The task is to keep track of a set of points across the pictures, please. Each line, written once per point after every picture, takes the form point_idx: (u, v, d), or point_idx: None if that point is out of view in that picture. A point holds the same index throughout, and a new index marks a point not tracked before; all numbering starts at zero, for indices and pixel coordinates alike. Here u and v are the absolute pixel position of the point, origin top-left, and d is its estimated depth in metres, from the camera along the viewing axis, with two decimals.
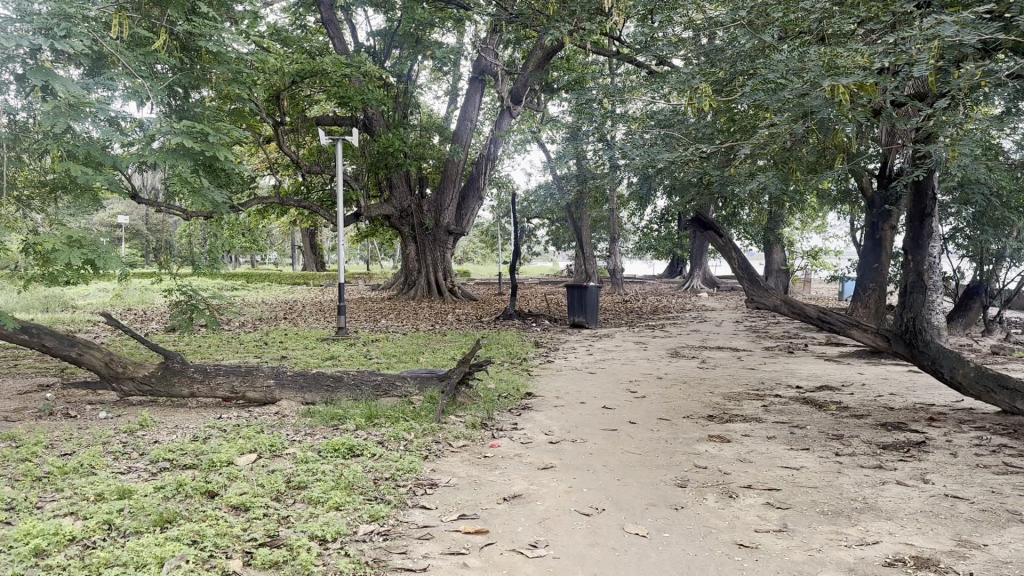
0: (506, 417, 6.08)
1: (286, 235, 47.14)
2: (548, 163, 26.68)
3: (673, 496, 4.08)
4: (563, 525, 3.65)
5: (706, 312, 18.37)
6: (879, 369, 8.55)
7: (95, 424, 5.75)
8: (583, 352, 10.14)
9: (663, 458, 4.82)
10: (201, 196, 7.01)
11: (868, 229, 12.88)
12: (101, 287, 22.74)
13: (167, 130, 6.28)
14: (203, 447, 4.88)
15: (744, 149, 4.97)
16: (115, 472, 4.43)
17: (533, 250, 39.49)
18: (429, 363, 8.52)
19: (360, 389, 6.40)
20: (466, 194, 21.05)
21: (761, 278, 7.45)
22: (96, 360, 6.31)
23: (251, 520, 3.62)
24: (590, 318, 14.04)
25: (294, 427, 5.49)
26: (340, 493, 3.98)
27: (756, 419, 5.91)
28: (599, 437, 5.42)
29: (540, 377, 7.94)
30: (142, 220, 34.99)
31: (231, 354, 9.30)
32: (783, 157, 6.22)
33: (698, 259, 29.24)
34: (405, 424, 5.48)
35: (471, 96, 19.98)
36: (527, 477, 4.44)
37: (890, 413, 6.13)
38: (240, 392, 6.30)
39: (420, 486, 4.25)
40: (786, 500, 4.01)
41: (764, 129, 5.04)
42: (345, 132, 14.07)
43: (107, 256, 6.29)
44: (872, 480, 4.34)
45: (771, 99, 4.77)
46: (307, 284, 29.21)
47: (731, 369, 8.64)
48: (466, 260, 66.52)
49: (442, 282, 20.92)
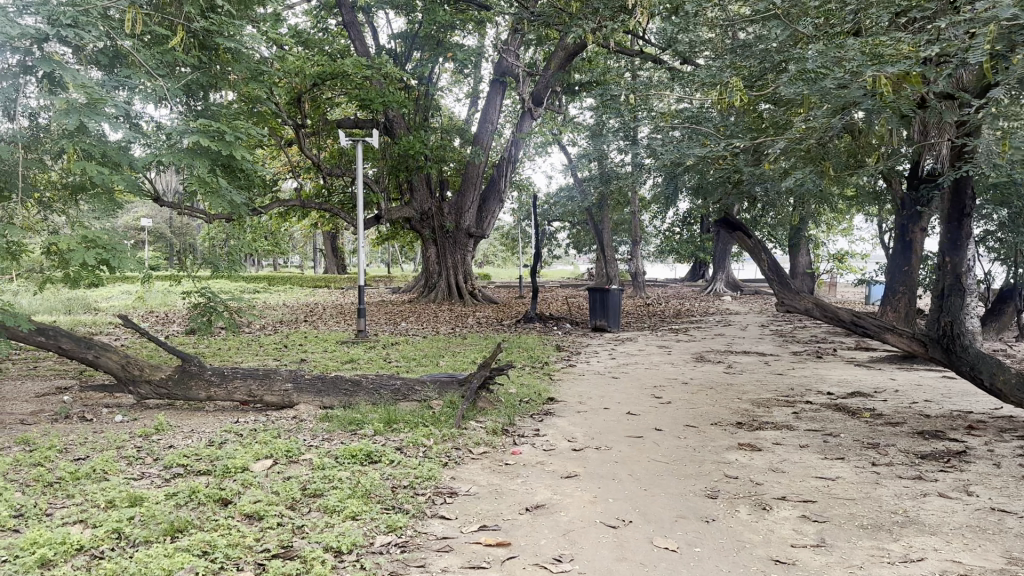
0: (529, 422, 5.93)
1: (308, 239, 47.39)
2: (569, 165, 26.50)
3: (702, 508, 3.91)
4: (588, 538, 3.49)
5: (730, 316, 18.09)
6: (911, 374, 8.30)
7: (111, 428, 5.67)
8: (606, 357, 9.96)
9: (691, 467, 4.64)
10: (219, 197, 6.91)
11: (898, 231, 12.59)
12: (124, 290, 22.85)
13: (184, 128, 6.20)
14: (218, 453, 4.77)
15: (782, 143, 4.78)
16: (128, 478, 4.33)
17: (554, 253, 39.31)
18: (450, 367, 8.37)
19: (379, 393, 6.28)
20: (487, 196, 20.96)
21: (792, 282, 7.18)
22: (113, 363, 6.24)
23: (265, 530, 3.49)
24: (612, 321, 13.84)
25: (312, 432, 5.37)
26: (357, 502, 3.84)
27: (787, 427, 5.71)
28: (624, 444, 5.25)
29: (562, 382, 7.79)
30: (165, 224, 35.22)
31: (249, 358, 9.20)
32: (817, 154, 6.02)
33: (721, 263, 28.90)
34: (424, 430, 5.34)
35: (492, 98, 19.89)
36: (550, 486, 4.28)
37: (926, 421, 5.91)
38: (257, 396, 6.18)
39: (439, 495, 4.10)
40: (823, 513, 3.82)
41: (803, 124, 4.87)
42: (367, 133, 13.98)
43: (123, 257, 6.20)
44: (912, 492, 4.13)
45: (809, 92, 4.59)
46: (328, 288, 29.20)
47: (758, 375, 8.43)
48: (486, 264, 66.43)
49: (462, 285, 20.86)
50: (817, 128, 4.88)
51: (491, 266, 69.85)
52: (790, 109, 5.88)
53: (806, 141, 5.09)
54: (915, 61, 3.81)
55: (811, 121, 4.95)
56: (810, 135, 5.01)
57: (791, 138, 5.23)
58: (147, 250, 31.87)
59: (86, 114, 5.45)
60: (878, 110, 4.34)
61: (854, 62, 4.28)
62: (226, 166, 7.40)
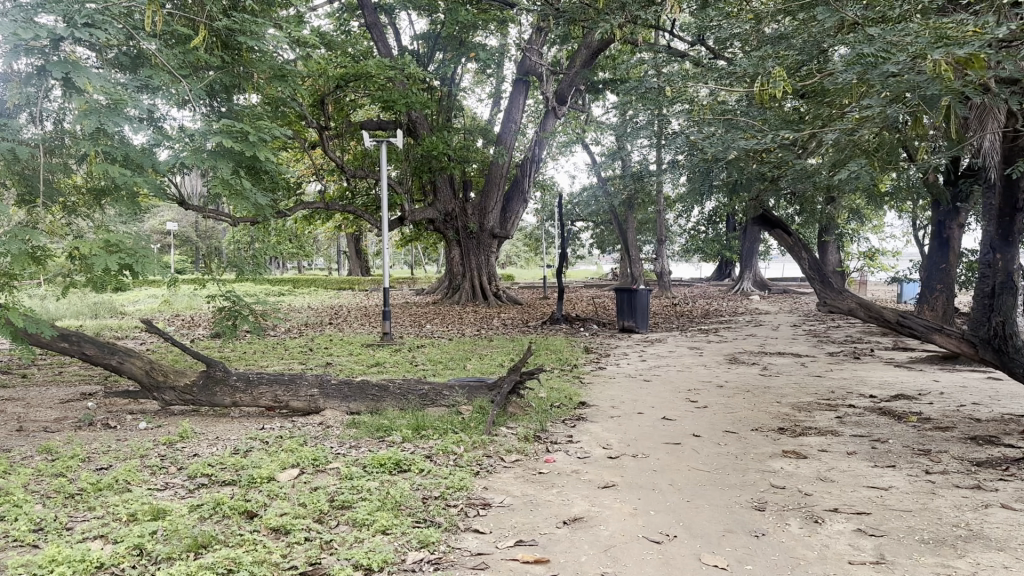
0: (561, 428, 5.74)
1: (332, 241, 47.60)
2: (594, 165, 26.22)
3: (751, 521, 3.71)
4: (631, 556, 3.31)
5: (760, 316, 17.84)
6: (956, 375, 7.98)
7: (134, 435, 5.57)
8: (636, 358, 9.77)
9: (734, 477, 4.44)
10: (245, 200, 6.77)
11: (934, 228, 12.17)
12: (151, 292, 22.97)
13: (207, 128, 6.06)
14: (244, 462, 4.63)
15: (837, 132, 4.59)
16: (152, 488, 4.22)
17: (578, 253, 39.11)
18: (477, 370, 8.21)
19: (406, 398, 6.13)
20: (510, 197, 20.75)
21: (834, 279, 6.89)
22: (136, 368, 6.12)
23: (291, 545, 3.34)
24: (640, 322, 13.60)
25: (339, 439, 5.23)
26: (387, 514, 3.68)
27: (832, 432, 5.48)
28: (662, 451, 5.05)
29: (593, 385, 7.61)
30: (191, 228, 35.41)
31: (276, 361, 9.07)
32: (865, 146, 5.76)
33: (748, 262, 28.44)
34: (453, 436, 5.18)
35: (515, 98, 19.68)
36: (587, 497, 4.09)
37: (977, 425, 5.63)
38: (283, 401, 6.06)
39: (472, 506, 3.93)
40: (880, 527, 3.59)
41: (857, 112, 4.67)
42: (391, 133, 13.85)
43: (147, 262, 6.11)
44: (972, 503, 3.87)
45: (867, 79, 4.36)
46: (353, 289, 29.22)
47: (796, 377, 8.18)
48: (509, 264, 66.25)
49: (487, 287, 20.70)
50: (872, 117, 4.66)
51: (514, 267, 69.72)
52: (837, 98, 5.64)
53: (860, 130, 4.86)
54: (983, 43, 3.60)
55: (867, 108, 4.73)
56: (864, 123, 4.81)
57: (841, 128, 5.02)
58: (174, 254, 32.12)
59: (106, 116, 5.34)
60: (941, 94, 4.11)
61: (915, 45, 4.05)
62: (250, 167, 7.28)
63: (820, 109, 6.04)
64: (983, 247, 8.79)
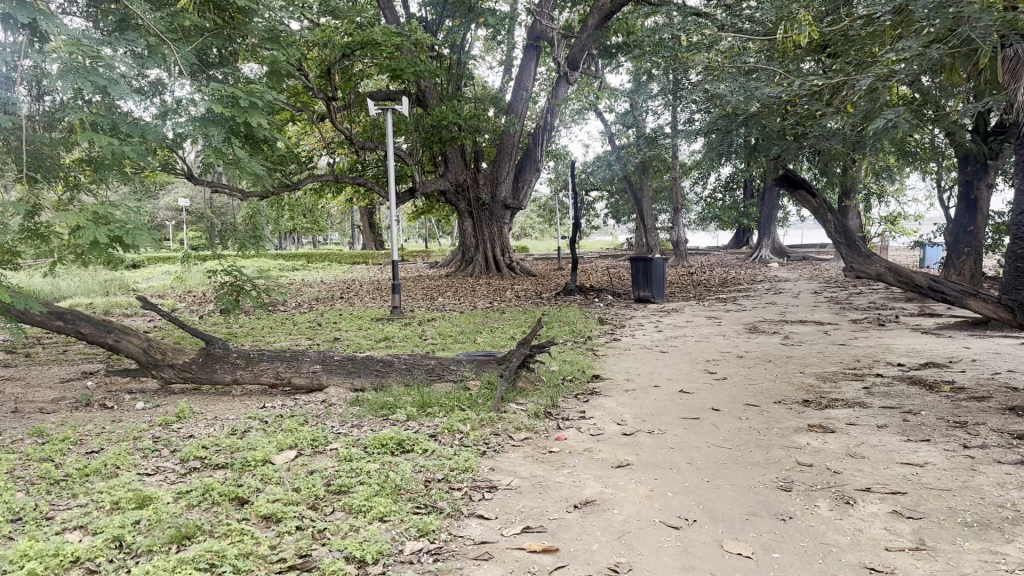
0: (574, 403, 5.49)
1: (346, 213, 47.40)
2: (608, 132, 25.76)
3: (777, 503, 3.44)
4: (646, 543, 3.06)
5: (780, 284, 17.47)
6: (987, 342, 7.61)
7: (131, 416, 5.37)
8: (651, 329, 9.50)
9: (757, 454, 4.18)
10: (242, 170, 6.49)
11: (961, 188, 11.63)
12: (164, 269, 22.85)
13: (198, 94, 5.81)
14: (240, 443, 4.42)
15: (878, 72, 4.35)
16: (141, 473, 4.02)
17: (593, 223, 38.70)
18: (488, 343, 7.95)
19: (412, 373, 5.89)
20: (523, 165, 20.36)
21: (861, 243, 6.46)
22: (133, 347, 5.89)
23: (281, 535, 3.11)
24: (656, 292, 13.28)
25: (341, 418, 4.99)
26: (384, 500, 3.44)
27: (860, 404, 5.19)
28: (679, 427, 4.79)
29: (608, 357, 7.33)
30: (204, 203, 35.24)
31: (283, 336, 8.86)
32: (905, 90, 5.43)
33: (766, 228, 27.88)
34: (461, 414, 4.93)
35: (526, 64, 19.20)
36: (600, 478, 3.84)
37: (1015, 393, 5.29)
38: (285, 378, 5.83)
39: (476, 489, 3.69)
40: (917, 508, 3.30)
41: (896, 53, 4.43)
42: (400, 101, 13.44)
43: (138, 234, 5.97)
44: (1017, 480, 3.56)
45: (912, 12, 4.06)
46: (367, 264, 29.05)
47: (819, 345, 7.87)
48: (524, 235, 66.08)
49: (500, 258, 20.39)
50: (914, 58, 4.40)
51: (529, 238, 69.54)
52: (873, 42, 5.31)
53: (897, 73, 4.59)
54: None
55: (905, 50, 4.47)
56: (904, 67, 4.54)
57: (875, 73, 4.76)
58: (187, 231, 32.02)
59: (86, 76, 5.06)
60: (994, 26, 3.85)
61: None
62: (246, 134, 7.00)
63: (848, 58, 5.73)
64: (1015, 206, 8.43)
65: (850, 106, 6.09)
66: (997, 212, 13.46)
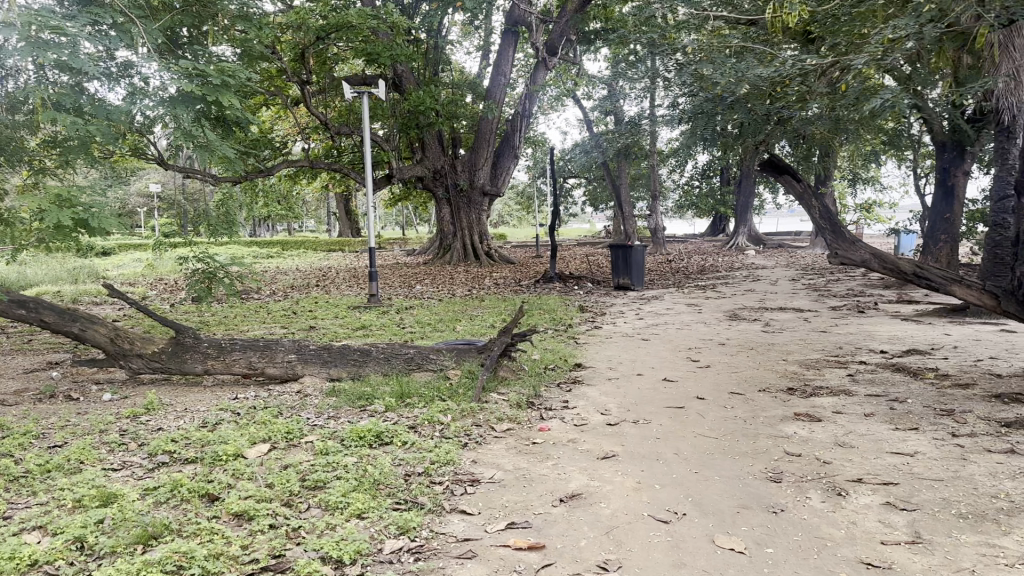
0: (556, 392, 5.37)
1: (322, 200, 46.95)
2: (586, 118, 25.62)
3: (768, 495, 3.35)
4: (636, 539, 2.94)
5: (758, 271, 17.47)
6: (967, 329, 7.58)
7: (98, 408, 5.18)
8: (632, 316, 9.41)
9: (744, 444, 4.09)
10: (213, 153, 6.26)
11: (938, 175, 11.58)
12: (134, 256, 22.39)
13: (166, 73, 5.61)
14: (211, 436, 4.26)
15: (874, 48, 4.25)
16: (107, 469, 3.85)
17: (570, 210, 38.61)
18: (468, 331, 7.81)
19: (391, 363, 5.75)
20: (500, 151, 20.15)
21: (846, 228, 6.33)
22: (101, 336, 5.68)
23: (253, 534, 2.97)
24: (635, 279, 13.20)
25: (317, 409, 4.84)
26: (362, 496, 3.30)
27: (845, 392, 5.12)
28: (664, 416, 4.68)
29: (589, 345, 7.22)
30: (175, 189, 34.64)
31: (257, 325, 8.65)
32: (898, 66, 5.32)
33: (743, 216, 27.87)
34: (440, 404, 4.80)
35: (504, 49, 18.97)
36: (585, 470, 3.72)
37: (999, 380, 5.25)
38: (258, 368, 5.65)
39: (459, 483, 3.56)
40: (911, 500, 3.23)
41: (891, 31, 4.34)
42: (376, 85, 13.14)
43: (101, 217, 5.75)
44: (1009, 470, 3.49)
45: None
46: (343, 251, 28.73)
47: (800, 333, 7.83)
48: (501, 223, 65.90)
49: (478, 245, 20.21)
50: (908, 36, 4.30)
51: (506, 226, 69.32)
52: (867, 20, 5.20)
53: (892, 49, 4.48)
54: None
55: (902, 25, 4.34)
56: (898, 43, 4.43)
57: (869, 51, 4.67)
58: (159, 218, 31.53)
59: (40, 48, 4.84)
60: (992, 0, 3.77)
61: None
62: (216, 115, 6.77)
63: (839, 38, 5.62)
64: (994, 192, 8.55)
65: (840, 85, 6.01)
66: (973, 199, 13.51)
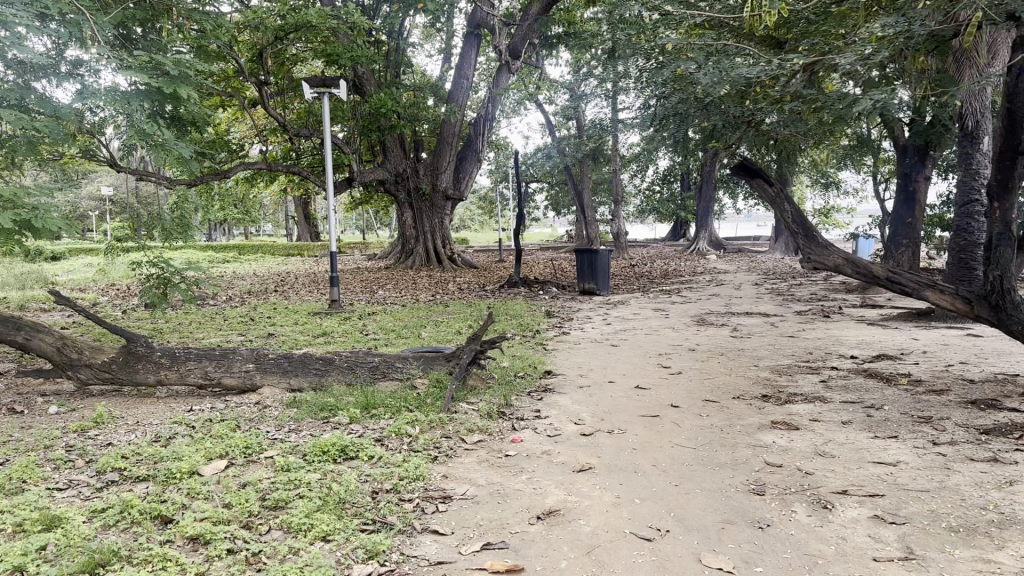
0: (527, 402, 5.21)
1: (279, 202, 46.23)
2: (548, 123, 25.56)
3: (752, 509, 3.22)
4: (619, 559, 2.79)
5: (720, 275, 17.52)
6: (933, 333, 7.60)
7: (43, 422, 4.88)
8: (600, 322, 9.29)
9: (723, 455, 3.96)
10: (168, 152, 6.02)
11: (900, 180, 11.67)
12: (85, 261, 21.67)
13: (119, 67, 5.34)
14: (164, 452, 4.02)
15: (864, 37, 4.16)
16: (50, 489, 3.59)
17: (533, 215, 38.55)
18: (434, 338, 7.62)
19: (354, 372, 5.53)
20: (464, 156, 19.96)
21: (818, 233, 6.28)
22: (47, 346, 5.41)
23: (210, 560, 2.76)
24: (601, 284, 13.10)
25: (278, 422, 4.61)
26: (327, 516, 3.10)
27: (820, 399, 5.04)
28: (639, 426, 4.55)
29: (558, 352, 7.08)
30: (127, 193, 33.72)
31: (212, 333, 8.35)
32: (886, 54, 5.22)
33: (703, 220, 27.97)
34: (407, 415, 4.61)
35: (467, 52, 18.80)
36: (562, 484, 3.56)
37: (973, 386, 5.22)
38: (214, 378, 5.39)
39: (429, 500, 3.37)
40: (899, 512, 3.13)
41: None
42: (336, 85, 12.84)
43: (47, 218, 5.44)
44: (994, 480, 3.41)
45: None
46: (302, 256, 28.26)
47: (768, 338, 7.77)
48: (463, 227, 65.70)
49: (441, 250, 20.01)
50: None
51: (468, 230, 69.10)
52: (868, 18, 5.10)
53: None
54: None
55: None
56: None
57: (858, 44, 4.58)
58: (111, 222, 30.68)
59: None
60: None
61: None
62: (168, 113, 6.51)
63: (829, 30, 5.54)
64: (957, 198, 8.62)
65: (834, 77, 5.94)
66: (930, 204, 13.68)
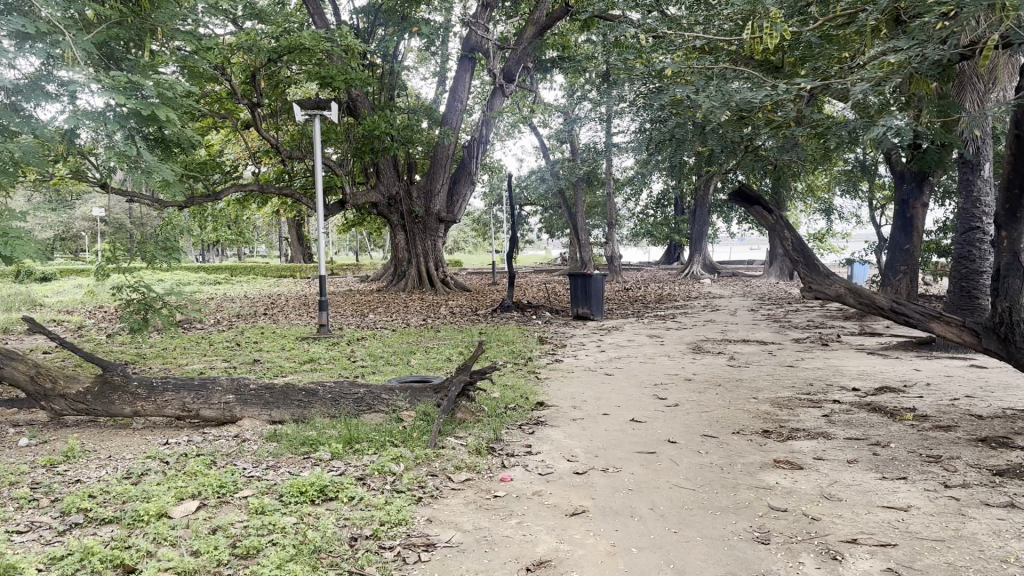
0: (518, 436, 4.99)
1: (272, 224, 46.03)
2: (543, 147, 25.51)
3: (756, 560, 3.02)
4: None
5: (714, 300, 17.35)
6: (935, 364, 7.42)
7: (12, 454, 4.66)
8: (594, 349, 9.09)
9: (724, 497, 3.75)
10: (150, 174, 5.79)
11: (898, 206, 11.52)
12: (74, 282, 21.39)
13: (100, 88, 5.11)
14: (133, 491, 3.79)
15: None
16: (9, 532, 3.35)
17: (527, 237, 38.45)
18: (423, 365, 7.40)
19: (339, 404, 5.30)
20: (456, 178, 19.78)
21: (820, 262, 6.11)
22: (19, 374, 5.16)
23: None
24: (594, 308, 12.92)
25: (255, 457, 4.39)
26: (301, 568, 2.87)
27: (823, 436, 4.83)
28: (635, 464, 4.34)
29: (550, 381, 6.86)
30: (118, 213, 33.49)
31: (196, 359, 8.12)
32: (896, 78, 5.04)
33: (697, 244, 27.86)
34: (392, 452, 4.38)
35: (461, 75, 18.71)
36: (554, 531, 3.35)
37: (981, 422, 5.03)
38: (192, 410, 5.16)
39: (412, 548, 3.16)
40: (913, 565, 2.92)
41: None
42: (328, 108, 12.67)
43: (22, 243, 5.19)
44: (1012, 528, 3.22)
45: None
46: (295, 277, 28.03)
47: (767, 367, 7.57)
48: (456, 250, 65.63)
49: (433, 273, 19.78)
50: None
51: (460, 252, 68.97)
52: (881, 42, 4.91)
53: None
54: None
55: None
56: None
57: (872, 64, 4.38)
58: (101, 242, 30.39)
59: None
60: None
61: None
62: (152, 134, 6.28)
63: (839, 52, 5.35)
64: (959, 226, 8.51)
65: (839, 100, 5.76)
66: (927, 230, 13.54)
